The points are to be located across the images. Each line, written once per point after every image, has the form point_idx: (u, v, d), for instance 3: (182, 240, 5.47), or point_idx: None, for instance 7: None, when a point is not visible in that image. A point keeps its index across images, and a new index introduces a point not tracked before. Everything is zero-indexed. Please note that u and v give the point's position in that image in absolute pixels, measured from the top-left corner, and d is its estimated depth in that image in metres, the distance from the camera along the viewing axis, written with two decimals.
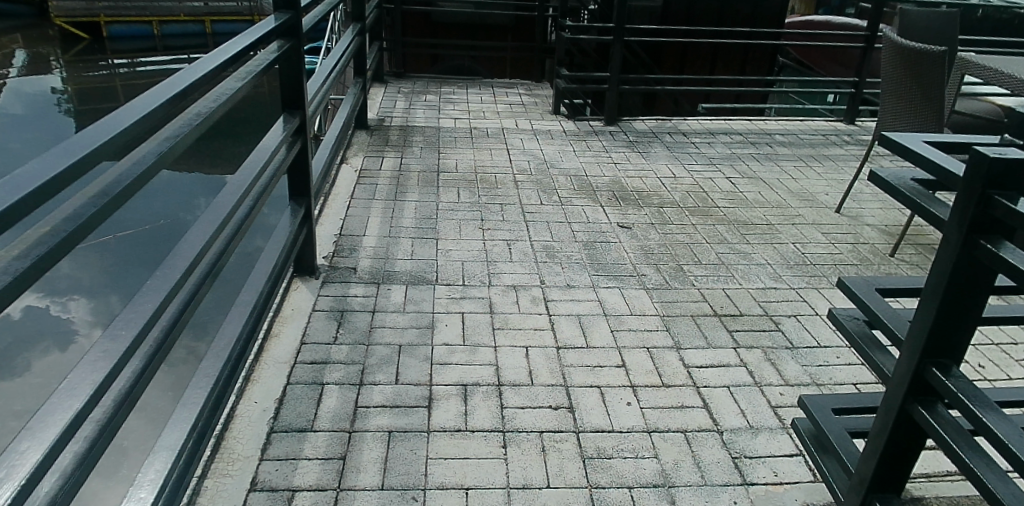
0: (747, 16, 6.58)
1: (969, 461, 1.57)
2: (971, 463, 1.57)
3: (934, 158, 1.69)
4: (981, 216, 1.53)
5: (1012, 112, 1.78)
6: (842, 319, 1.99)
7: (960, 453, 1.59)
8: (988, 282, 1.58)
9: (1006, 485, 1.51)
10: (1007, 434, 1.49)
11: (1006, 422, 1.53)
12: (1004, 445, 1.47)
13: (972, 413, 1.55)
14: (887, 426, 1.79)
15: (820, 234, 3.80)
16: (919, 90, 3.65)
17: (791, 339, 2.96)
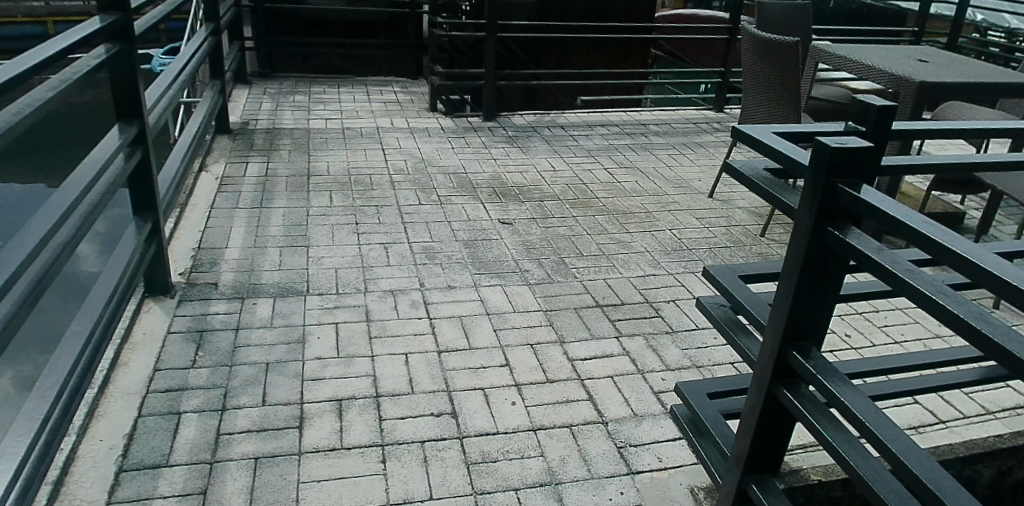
0: (620, 10, 6.72)
1: (831, 438, 1.62)
2: (833, 440, 1.62)
3: (783, 148, 1.71)
4: (828, 204, 1.57)
5: (854, 100, 1.83)
6: (710, 307, 2.02)
7: (823, 430, 1.64)
8: (838, 265, 1.63)
9: (865, 460, 1.57)
10: (861, 411, 1.55)
11: (860, 398, 1.59)
12: (861, 422, 1.53)
13: (831, 394, 1.59)
14: (757, 408, 1.83)
15: (695, 219, 3.91)
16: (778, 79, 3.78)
17: (672, 324, 3.02)
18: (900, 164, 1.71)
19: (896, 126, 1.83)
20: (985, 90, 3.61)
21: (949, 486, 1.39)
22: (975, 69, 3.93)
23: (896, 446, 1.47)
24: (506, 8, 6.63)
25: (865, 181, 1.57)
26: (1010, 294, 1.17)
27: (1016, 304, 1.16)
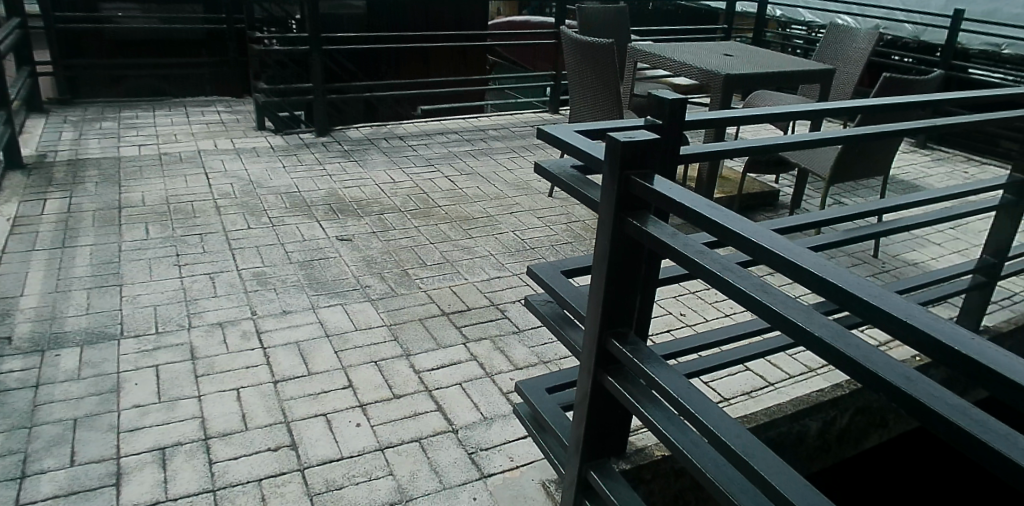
0: (452, 18, 6.78)
1: (652, 417, 1.65)
2: (654, 418, 1.65)
3: (584, 147, 1.72)
4: (625, 196, 1.59)
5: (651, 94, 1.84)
6: (537, 304, 2.04)
7: (644, 410, 1.67)
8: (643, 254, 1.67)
9: (682, 433, 1.62)
10: (673, 387, 1.58)
11: (673, 375, 1.62)
12: (675, 401, 1.54)
13: (648, 378, 1.62)
14: (587, 396, 1.86)
15: (536, 219, 3.99)
16: (600, 81, 3.89)
17: (518, 323, 3.05)
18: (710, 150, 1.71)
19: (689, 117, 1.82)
20: (783, 77, 3.80)
21: (755, 448, 1.44)
22: (775, 61, 4.13)
23: (708, 420, 1.50)
24: (335, 19, 6.49)
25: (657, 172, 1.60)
26: (779, 264, 1.17)
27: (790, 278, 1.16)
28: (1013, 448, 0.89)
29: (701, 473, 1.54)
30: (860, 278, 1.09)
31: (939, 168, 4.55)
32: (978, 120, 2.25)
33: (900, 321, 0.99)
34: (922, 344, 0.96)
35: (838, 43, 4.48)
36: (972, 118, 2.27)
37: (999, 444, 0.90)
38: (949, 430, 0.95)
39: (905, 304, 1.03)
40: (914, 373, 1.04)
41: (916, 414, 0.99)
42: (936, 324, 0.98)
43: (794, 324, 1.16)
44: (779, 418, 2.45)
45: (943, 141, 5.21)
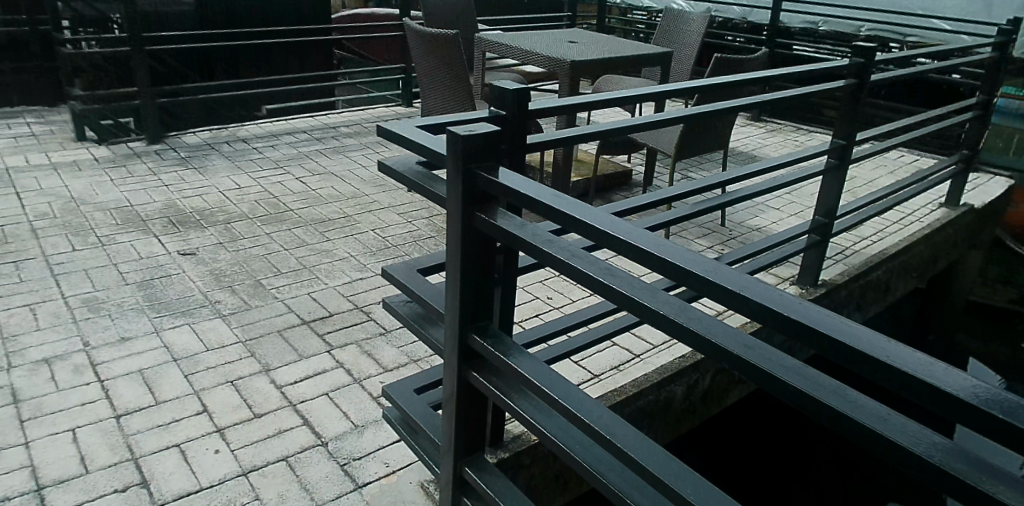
0: (293, 13, 6.48)
1: (520, 408, 1.45)
2: (522, 410, 1.44)
3: (424, 141, 1.50)
4: (471, 188, 1.39)
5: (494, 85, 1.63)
6: (395, 305, 1.83)
7: (512, 402, 1.46)
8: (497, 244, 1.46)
9: (551, 419, 1.43)
10: (541, 379, 1.37)
11: (538, 366, 1.42)
12: (541, 391, 1.35)
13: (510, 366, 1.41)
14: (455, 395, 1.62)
15: (397, 215, 3.90)
16: (448, 72, 3.79)
17: (385, 324, 2.95)
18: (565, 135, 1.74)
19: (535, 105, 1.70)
20: (626, 62, 3.90)
21: (612, 420, 1.29)
22: (617, 46, 4.25)
23: (569, 402, 1.32)
24: None
25: (503, 164, 1.42)
26: (640, 257, 1.13)
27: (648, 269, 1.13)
28: (845, 403, 0.95)
29: (571, 458, 1.35)
30: (697, 254, 1.11)
31: (771, 138, 4.90)
32: (801, 94, 2.40)
33: (736, 295, 1.02)
34: (758, 314, 1.00)
35: (674, 26, 4.68)
36: (796, 92, 2.41)
37: (832, 401, 0.95)
38: (789, 392, 0.99)
39: (739, 277, 1.07)
40: (753, 341, 1.07)
41: (761, 380, 1.02)
42: (768, 293, 1.02)
43: (642, 306, 1.15)
44: (648, 387, 2.22)
45: (773, 113, 5.64)
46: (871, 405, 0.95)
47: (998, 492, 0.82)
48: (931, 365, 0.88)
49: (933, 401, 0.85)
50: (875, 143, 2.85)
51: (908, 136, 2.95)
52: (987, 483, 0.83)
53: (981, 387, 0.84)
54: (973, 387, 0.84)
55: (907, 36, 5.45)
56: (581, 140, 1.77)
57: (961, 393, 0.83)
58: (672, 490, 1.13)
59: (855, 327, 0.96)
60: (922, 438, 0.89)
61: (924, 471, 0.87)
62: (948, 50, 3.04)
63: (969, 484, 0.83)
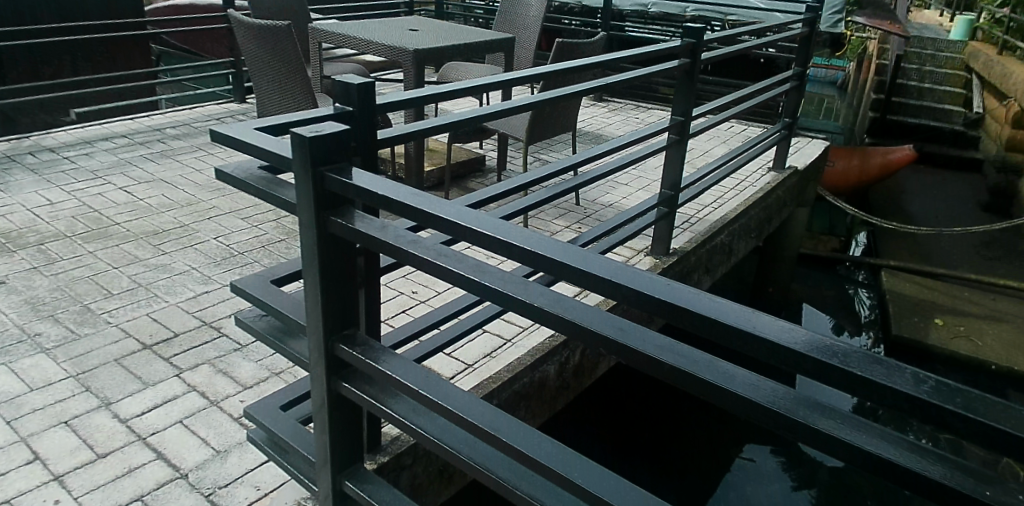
0: (97, 7, 5.85)
1: (396, 414, 1.36)
2: (399, 416, 1.36)
3: (266, 145, 1.37)
4: (321, 193, 1.30)
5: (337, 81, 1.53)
6: (249, 322, 1.67)
7: (387, 408, 1.38)
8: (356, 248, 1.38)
9: (431, 420, 1.36)
10: (417, 381, 1.30)
11: (412, 368, 1.35)
12: (418, 394, 1.28)
13: (382, 373, 1.33)
14: (324, 411, 1.49)
15: (240, 220, 3.65)
16: (282, 66, 3.56)
17: (240, 338, 2.74)
18: (413, 129, 1.69)
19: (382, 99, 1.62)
20: (469, 49, 3.84)
21: (494, 413, 1.24)
22: (458, 33, 4.19)
23: (449, 402, 1.26)
24: None
25: (355, 165, 1.34)
26: (510, 252, 1.10)
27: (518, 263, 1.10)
28: (717, 374, 0.97)
29: (456, 459, 1.29)
30: (563, 243, 1.10)
31: (613, 117, 5.10)
32: (640, 75, 2.49)
33: (606, 281, 1.02)
34: (629, 298, 1.01)
35: (514, 11, 4.71)
36: (637, 73, 2.50)
37: (705, 374, 0.97)
38: (665, 371, 0.99)
39: (606, 262, 1.06)
40: (626, 322, 1.07)
41: (636, 362, 1.02)
42: (636, 276, 1.03)
43: (514, 298, 1.12)
44: (522, 369, 2.12)
45: (613, 92, 5.86)
46: (740, 373, 0.98)
47: (861, 442, 0.87)
48: (790, 329, 0.92)
49: (796, 365, 0.89)
50: (710, 117, 3.03)
51: (737, 109, 3.16)
52: (851, 435, 0.88)
53: (836, 345, 0.90)
54: (830, 345, 0.89)
55: (727, 15, 5.66)
56: (429, 134, 1.73)
57: (820, 354, 0.87)
58: (568, 479, 1.11)
59: (719, 301, 0.99)
60: (789, 400, 0.94)
61: (797, 431, 0.91)
62: (765, 27, 3.29)
63: (837, 438, 0.88)
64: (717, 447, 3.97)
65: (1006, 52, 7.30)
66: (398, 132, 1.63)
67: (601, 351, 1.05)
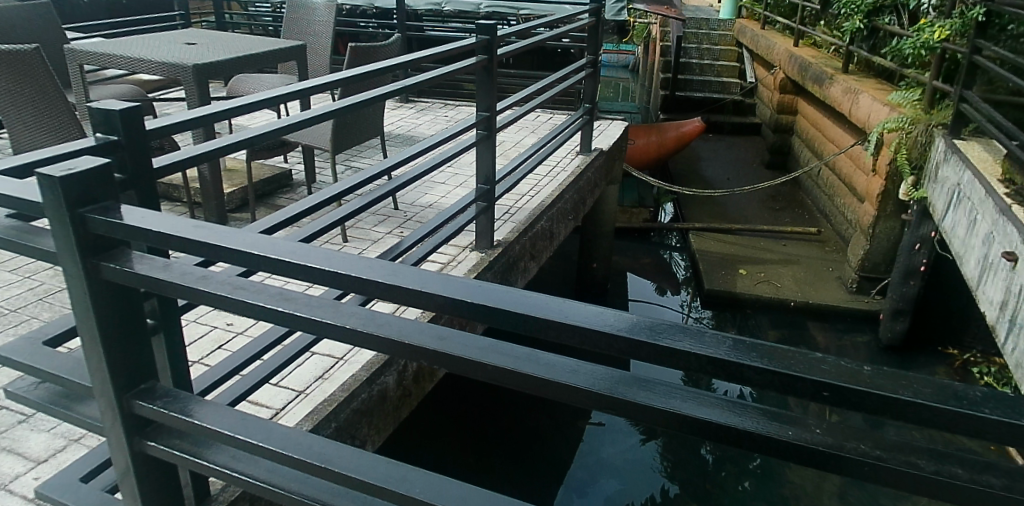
0: None
1: (216, 464, 1.25)
2: (220, 465, 1.25)
3: (12, 191, 1.19)
4: (87, 238, 1.15)
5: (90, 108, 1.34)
6: (22, 392, 1.44)
7: (205, 460, 1.26)
8: (141, 293, 1.24)
9: (258, 463, 1.26)
10: (233, 427, 1.20)
11: (226, 411, 1.24)
12: (237, 440, 1.18)
13: (195, 426, 1.21)
14: (130, 477, 1.33)
15: (9, 273, 3.19)
16: (33, 102, 3.04)
17: (24, 409, 2.39)
18: (197, 154, 1.55)
19: (154, 122, 1.45)
20: (258, 60, 3.62)
21: (323, 444, 1.18)
22: (244, 44, 3.93)
23: (273, 443, 1.17)
24: None
25: (122, 202, 1.20)
26: (314, 275, 1.04)
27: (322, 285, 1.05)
28: (539, 367, 0.99)
29: (291, 500, 1.21)
30: (367, 259, 1.06)
31: (422, 117, 5.08)
32: (440, 74, 2.49)
33: (415, 291, 1.00)
34: (440, 305, 1.00)
35: (302, 17, 4.51)
36: (436, 72, 2.49)
37: (526, 369, 0.98)
38: (488, 372, 0.99)
39: (414, 272, 1.05)
40: (443, 330, 1.05)
41: (457, 368, 1.01)
42: (444, 283, 1.02)
43: (324, 324, 1.06)
44: (358, 386, 2.04)
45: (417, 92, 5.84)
46: (558, 361, 1.00)
47: (676, 408, 0.93)
48: (598, 312, 0.97)
49: (610, 345, 0.93)
50: (515, 109, 3.09)
51: (542, 98, 3.27)
52: (668, 402, 0.94)
53: (641, 321, 0.95)
54: (636, 322, 0.95)
55: (519, 10, 5.71)
56: (217, 155, 1.60)
57: (628, 333, 0.93)
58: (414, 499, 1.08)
59: (529, 294, 1.01)
60: (608, 379, 0.98)
61: (619, 409, 0.96)
62: (556, 19, 3.42)
63: (654, 408, 0.94)
64: (563, 441, 4.17)
65: (767, 26, 8.23)
66: (173, 160, 1.49)
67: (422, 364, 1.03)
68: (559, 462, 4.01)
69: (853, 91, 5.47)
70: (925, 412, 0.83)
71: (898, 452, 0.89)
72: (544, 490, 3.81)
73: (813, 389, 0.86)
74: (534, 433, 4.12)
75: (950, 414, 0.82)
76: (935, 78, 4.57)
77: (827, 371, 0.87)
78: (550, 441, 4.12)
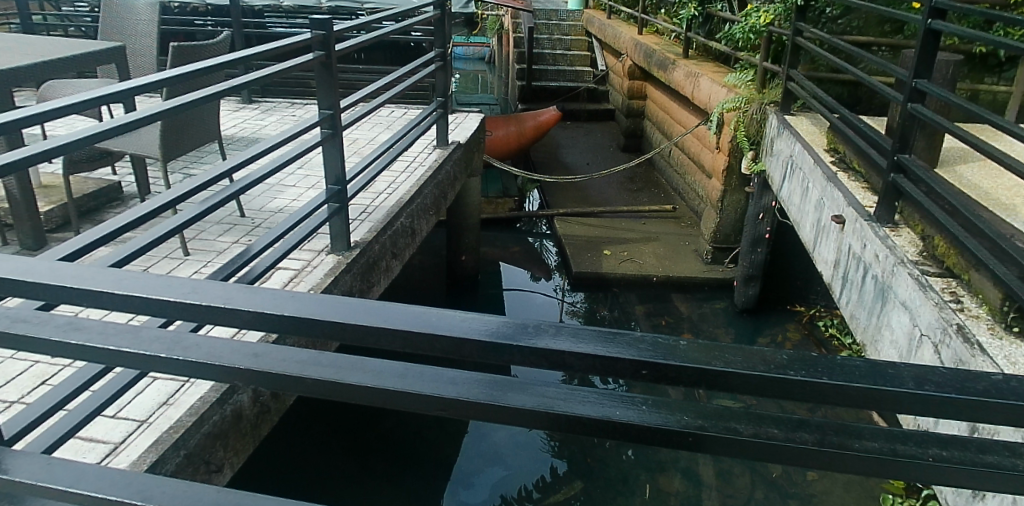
0: None
1: None
2: None
3: None
4: None
5: None
6: None
7: None
8: None
9: None
10: (37, 474, 1.09)
11: (29, 456, 1.12)
12: (45, 488, 1.07)
13: None
14: None
15: None
16: None
17: None
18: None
19: None
20: (70, 64, 3.30)
21: (145, 480, 1.10)
22: (51, 46, 3.56)
23: (86, 485, 1.08)
24: None
25: None
26: (107, 300, 0.97)
27: (119, 311, 0.97)
28: (365, 375, 0.98)
29: None
30: (168, 278, 1.00)
31: (268, 118, 4.84)
32: (276, 72, 2.38)
33: (222, 309, 0.95)
34: (251, 320, 0.96)
35: (121, 15, 4.16)
36: (272, 70, 2.37)
37: (351, 379, 0.97)
38: (311, 386, 0.97)
39: (222, 287, 0.99)
40: (261, 347, 1.01)
41: (278, 386, 0.98)
42: (254, 296, 0.98)
43: (124, 352, 0.98)
44: (207, 408, 1.92)
45: (260, 91, 5.61)
46: (384, 366, 0.99)
47: (505, 401, 0.95)
48: (418, 313, 0.96)
49: (433, 346, 0.94)
50: (364, 105, 3.01)
51: (392, 93, 3.21)
52: (497, 396, 0.96)
53: (463, 318, 0.95)
54: (456, 319, 0.95)
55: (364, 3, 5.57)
56: (20, 167, 1.44)
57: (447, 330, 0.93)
58: None
59: (347, 301, 0.98)
60: (439, 379, 0.98)
61: (449, 407, 0.96)
62: (399, 12, 3.36)
63: (482, 403, 0.95)
64: (446, 437, 4.14)
65: (612, 16, 8.57)
66: None
67: (241, 385, 0.99)
68: (444, 459, 4.00)
69: (694, 74, 5.79)
70: (735, 379, 0.89)
71: (720, 420, 0.95)
72: (430, 487, 3.79)
73: (633, 368, 0.90)
74: (415, 434, 4.10)
75: (757, 379, 0.89)
76: (765, 59, 4.93)
77: (647, 349, 0.91)
78: (432, 443, 4.06)
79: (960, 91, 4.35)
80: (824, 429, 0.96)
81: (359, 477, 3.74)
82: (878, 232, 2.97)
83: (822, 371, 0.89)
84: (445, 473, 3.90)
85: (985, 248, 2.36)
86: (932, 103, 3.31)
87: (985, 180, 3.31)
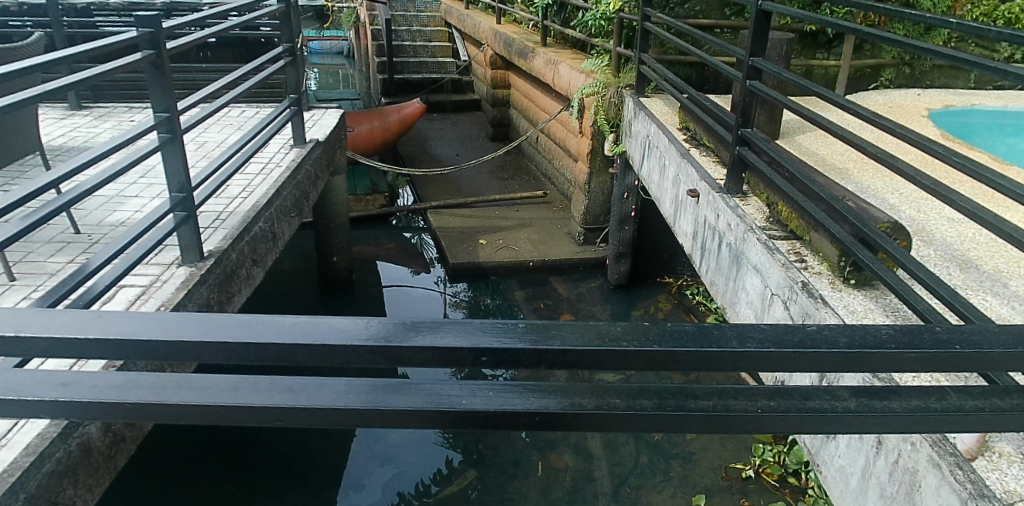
0: None
1: None
2: None
3: None
4: None
5: None
6: None
7: None
8: None
9: None
10: None
11: None
12: None
13: None
14: None
15: None
16: None
17: None
18: None
19: None
20: None
21: None
22: None
23: None
24: None
25: None
26: None
27: None
28: (191, 393, 0.96)
29: None
30: None
31: (102, 125, 4.46)
32: (99, 74, 2.19)
33: (16, 339, 0.88)
34: (50, 348, 0.89)
35: None
36: (95, 72, 2.18)
37: (176, 399, 0.95)
38: (130, 409, 0.95)
39: (15, 315, 0.92)
40: (69, 375, 0.97)
41: (96, 413, 0.95)
42: (53, 321, 0.91)
43: None
44: (48, 445, 1.75)
45: (91, 97, 5.16)
46: (210, 382, 0.98)
47: (343, 402, 0.96)
48: (240, 321, 0.92)
49: (259, 355, 0.91)
50: (206, 105, 2.84)
51: (238, 92, 3.04)
52: (334, 400, 0.96)
53: (290, 322, 0.93)
54: (281, 324, 0.92)
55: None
56: None
57: (273, 338, 0.90)
58: None
59: (161, 317, 0.93)
60: (273, 389, 0.97)
61: (285, 416, 0.96)
62: (239, 5, 3.19)
63: (318, 408, 0.96)
64: (332, 444, 4.03)
65: (471, 7, 8.59)
66: None
67: (51, 416, 0.95)
68: (333, 466, 3.89)
69: (554, 62, 5.92)
70: (572, 355, 0.93)
71: (563, 396, 1.00)
72: (321, 493, 3.69)
73: (473, 356, 0.92)
74: (300, 445, 3.97)
75: (593, 353, 0.93)
76: (617, 45, 5.11)
77: (485, 335, 0.93)
78: (317, 448, 3.97)
79: (795, 67, 4.72)
80: (661, 392, 1.02)
81: (242, 494, 3.59)
82: (729, 203, 3.18)
83: (653, 339, 0.95)
84: (335, 480, 3.79)
85: (823, 211, 2.51)
86: (768, 79, 3.56)
87: (818, 148, 3.62)
